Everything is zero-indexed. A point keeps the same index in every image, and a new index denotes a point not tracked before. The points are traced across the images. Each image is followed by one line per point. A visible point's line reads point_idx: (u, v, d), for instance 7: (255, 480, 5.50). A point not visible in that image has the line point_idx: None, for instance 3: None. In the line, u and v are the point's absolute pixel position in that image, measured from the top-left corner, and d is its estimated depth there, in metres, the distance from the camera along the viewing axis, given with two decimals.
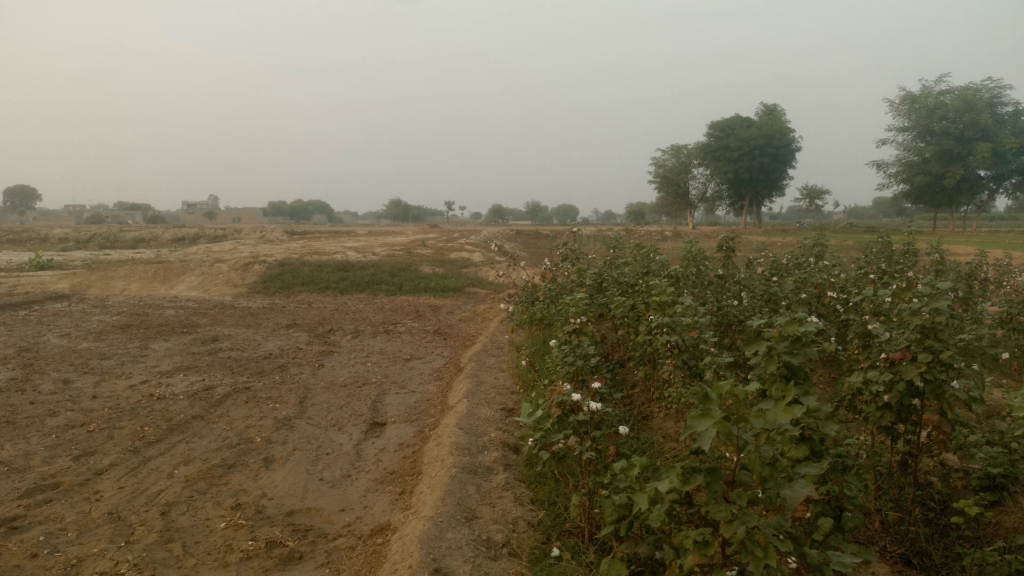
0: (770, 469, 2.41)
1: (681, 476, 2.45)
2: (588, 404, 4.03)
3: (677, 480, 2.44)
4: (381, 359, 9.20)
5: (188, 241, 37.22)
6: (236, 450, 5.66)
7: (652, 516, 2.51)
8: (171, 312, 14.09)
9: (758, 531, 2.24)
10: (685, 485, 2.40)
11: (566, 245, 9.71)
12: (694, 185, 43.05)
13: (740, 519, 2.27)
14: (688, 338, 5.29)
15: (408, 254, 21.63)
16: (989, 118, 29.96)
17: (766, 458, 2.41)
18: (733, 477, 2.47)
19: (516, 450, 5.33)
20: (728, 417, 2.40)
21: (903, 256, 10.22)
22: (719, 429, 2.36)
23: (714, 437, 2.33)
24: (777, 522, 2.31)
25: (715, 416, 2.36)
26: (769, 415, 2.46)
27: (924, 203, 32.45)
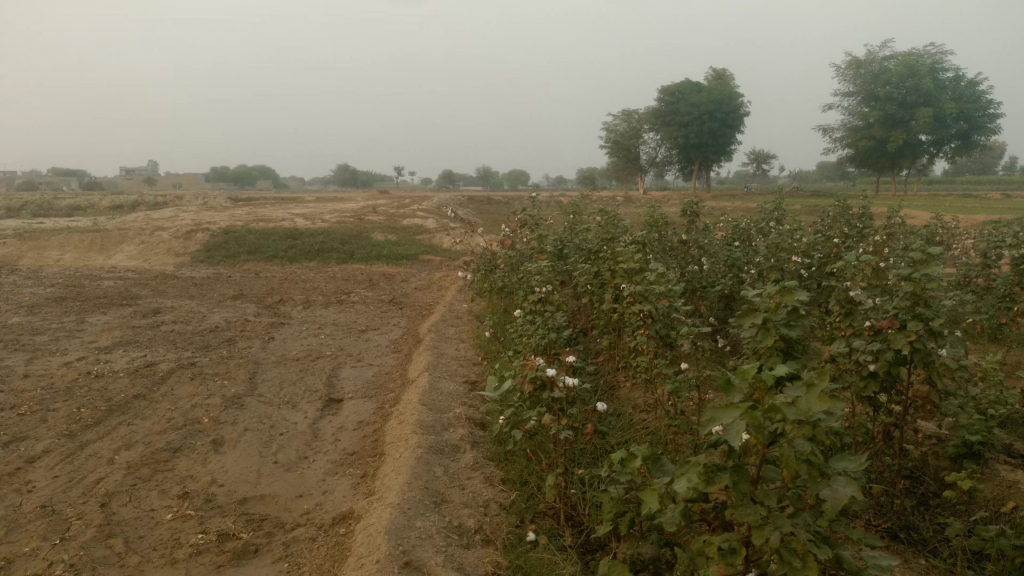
0: (804, 466, 2.23)
1: (703, 475, 2.24)
2: (563, 380, 3.78)
3: (699, 480, 2.23)
4: (335, 331, 8.84)
5: (126, 208, 35.89)
6: (182, 432, 5.29)
7: (667, 520, 2.38)
8: (110, 283, 13.42)
9: (793, 537, 2.15)
10: (710, 486, 2.20)
11: (525, 210, 9.43)
12: (645, 150, 43.05)
13: (772, 524, 2.18)
14: (660, 307, 5.09)
15: (358, 220, 21.09)
16: (930, 83, 30.41)
17: (801, 455, 2.21)
18: (759, 475, 2.31)
19: (482, 426, 5.09)
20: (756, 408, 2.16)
21: (859, 220, 10.21)
22: (749, 421, 2.12)
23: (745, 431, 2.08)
24: (808, 521, 2.23)
25: (744, 408, 2.11)
26: (801, 403, 2.16)
27: (868, 168, 32.94)
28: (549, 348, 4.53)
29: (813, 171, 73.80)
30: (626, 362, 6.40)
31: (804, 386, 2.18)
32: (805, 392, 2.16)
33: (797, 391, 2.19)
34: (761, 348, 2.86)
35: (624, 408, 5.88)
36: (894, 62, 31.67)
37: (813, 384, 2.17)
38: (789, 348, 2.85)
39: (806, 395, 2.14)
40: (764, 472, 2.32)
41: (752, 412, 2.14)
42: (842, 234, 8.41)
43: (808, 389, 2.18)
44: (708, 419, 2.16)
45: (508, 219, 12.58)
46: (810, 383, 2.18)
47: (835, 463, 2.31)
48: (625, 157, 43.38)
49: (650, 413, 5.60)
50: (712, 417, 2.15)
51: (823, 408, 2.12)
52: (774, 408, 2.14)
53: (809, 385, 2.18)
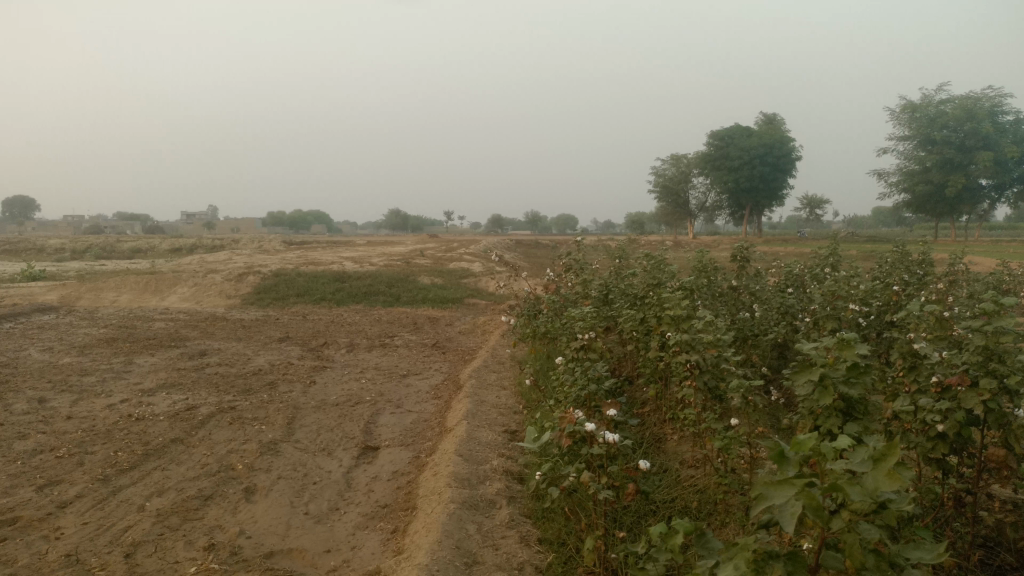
0: (873, 557, 1.99)
1: (754, 563, 2.02)
2: (602, 435, 3.56)
3: (749, 569, 2.01)
4: (376, 376, 8.75)
5: (184, 251, 36.88)
6: (215, 479, 5.19)
7: None
8: (161, 324, 13.64)
9: None
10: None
11: (570, 255, 9.28)
12: (694, 194, 42.73)
13: None
14: (708, 357, 4.84)
15: (406, 264, 21.19)
16: (990, 126, 29.61)
17: (868, 543, 1.98)
18: (817, 564, 2.07)
19: (520, 480, 4.88)
20: (814, 484, 1.95)
21: (920, 267, 9.78)
22: (805, 501, 1.91)
23: (800, 513, 1.87)
24: None
25: (799, 484, 1.90)
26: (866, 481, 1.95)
27: (926, 213, 32.04)
28: (589, 400, 4.31)
29: (868, 216, 72.25)
30: (673, 412, 6.13)
31: (870, 462, 1.96)
32: (870, 468, 1.95)
33: (861, 466, 1.97)
34: (815, 408, 2.62)
35: (671, 462, 5.59)
36: (951, 106, 30.97)
37: (880, 459, 1.96)
38: (846, 409, 2.59)
39: (873, 471, 1.92)
40: (824, 559, 2.09)
41: (809, 489, 1.93)
42: (901, 281, 8.04)
43: (875, 466, 1.95)
44: (760, 497, 1.96)
45: (554, 263, 12.45)
46: (877, 458, 1.96)
47: (908, 553, 2.07)
48: (674, 201, 43.08)
49: (699, 469, 5.31)
50: (765, 496, 1.95)
51: (893, 486, 1.89)
52: (835, 486, 1.92)
53: (876, 460, 1.95)
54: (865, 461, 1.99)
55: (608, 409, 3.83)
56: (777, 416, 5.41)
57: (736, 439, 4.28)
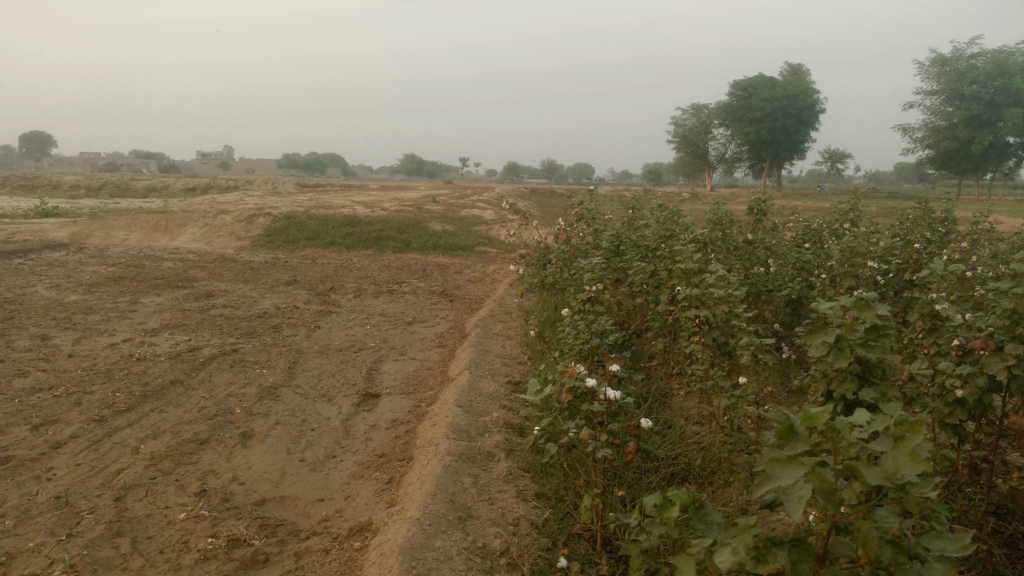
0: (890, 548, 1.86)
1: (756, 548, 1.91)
2: (604, 391, 3.42)
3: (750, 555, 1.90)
4: (382, 322, 8.64)
5: (198, 191, 36.78)
6: (211, 423, 5.12)
7: None
8: (170, 264, 13.56)
9: None
10: (763, 563, 1.87)
11: (582, 204, 9.05)
12: (713, 146, 41.99)
13: None
14: (719, 313, 4.65)
15: (418, 210, 20.98)
16: (1022, 82, 28.68)
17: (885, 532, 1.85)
18: (828, 552, 1.95)
19: (521, 433, 4.77)
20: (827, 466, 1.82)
21: (942, 225, 9.48)
22: (815, 484, 1.78)
23: (807, 497, 1.75)
24: None
25: (808, 465, 1.77)
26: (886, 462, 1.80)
27: (950, 171, 31.33)
28: (592, 354, 4.16)
29: (890, 172, 70.94)
30: (681, 367, 5.98)
31: (890, 441, 1.80)
32: (890, 446, 1.79)
33: (880, 446, 1.81)
34: (829, 371, 2.45)
35: (676, 418, 5.46)
36: (983, 60, 30.01)
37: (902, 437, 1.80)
38: (861, 373, 2.42)
39: (893, 452, 1.76)
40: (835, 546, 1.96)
41: (819, 471, 1.80)
42: (923, 240, 7.78)
43: (895, 444, 1.79)
44: (766, 477, 1.84)
45: (566, 212, 12.22)
46: (898, 438, 1.80)
47: (930, 543, 1.93)
48: (693, 153, 42.35)
49: (705, 427, 5.17)
50: (771, 476, 1.83)
51: (915, 470, 1.73)
52: (850, 468, 1.78)
53: (897, 439, 1.78)
54: (883, 441, 1.83)
55: (611, 364, 3.68)
56: (787, 375, 5.25)
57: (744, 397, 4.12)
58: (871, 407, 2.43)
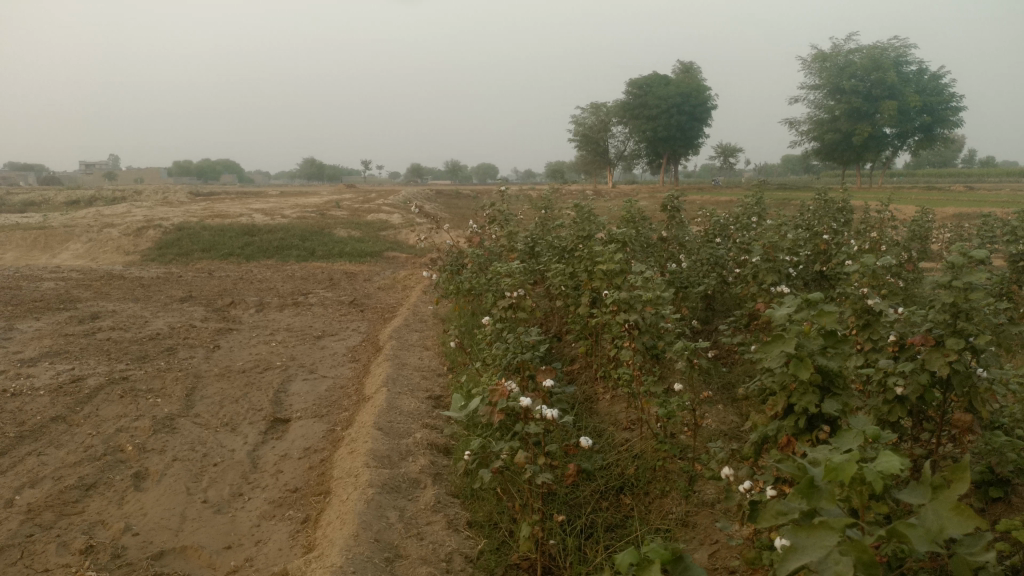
0: None
1: None
2: (540, 410, 3.16)
3: None
4: (288, 338, 8.15)
5: (81, 204, 34.67)
6: (100, 464, 4.59)
7: None
8: (50, 284, 12.54)
9: None
10: None
11: (494, 206, 8.80)
12: (613, 144, 42.67)
13: None
14: (648, 316, 4.44)
15: (321, 216, 20.28)
16: (895, 76, 30.33)
17: None
18: None
19: (446, 454, 4.47)
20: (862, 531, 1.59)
21: (843, 216, 9.71)
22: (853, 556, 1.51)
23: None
24: None
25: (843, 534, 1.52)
26: (923, 518, 1.64)
27: (834, 162, 32.82)
28: (521, 367, 3.89)
29: (780, 165, 74.01)
30: (605, 370, 5.80)
31: (927, 493, 1.68)
32: (929, 501, 1.65)
33: (915, 499, 1.68)
34: (788, 383, 2.26)
35: (604, 425, 5.28)
36: (860, 56, 31.59)
37: (938, 489, 1.66)
38: (820, 383, 2.25)
39: (935, 506, 1.63)
40: None
41: (850, 537, 1.56)
42: (829, 230, 7.91)
43: (935, 498, 1.65)
44: (793, 547, 1.57)
45: (475, 214, 11.95)
46: (935, 489, 1.67)
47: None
48: (594, 150, 42.90)
49: (635, 432, 5.00)
50: (798, 546, 1.56)
51: (962, 527, 1.59)
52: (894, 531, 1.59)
53: (936, 492, 1.65)
54: (916, 492, 1.71)
55: (547, 379, 3.42)
56: (714, 374, 5.13)
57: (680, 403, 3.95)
58: (833, 417, 2.25)
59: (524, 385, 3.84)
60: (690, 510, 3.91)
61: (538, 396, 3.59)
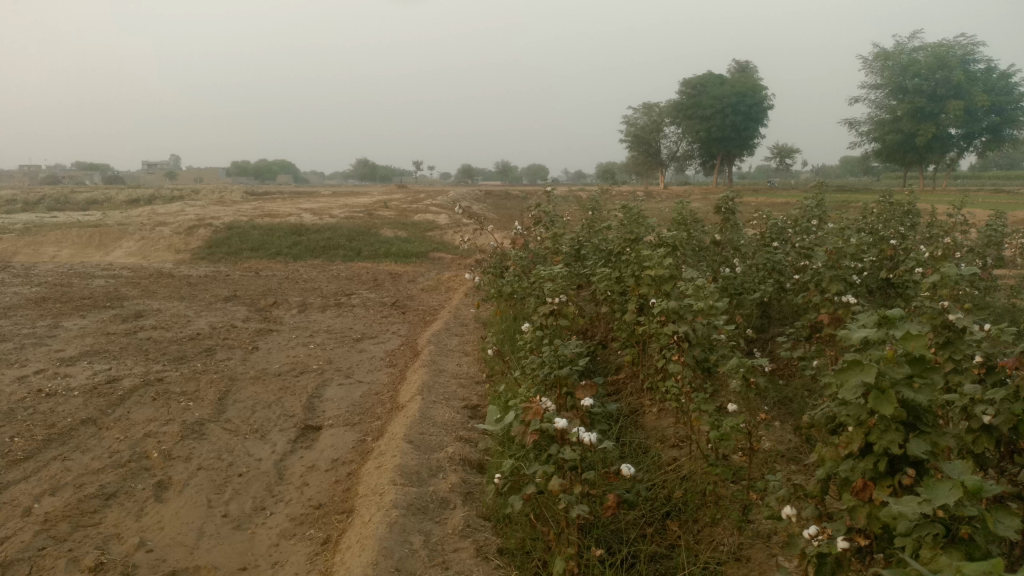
0: None
1: None
2: (577, 434, 2.85)
3: None
4: (327, 340, 7.99)
5: (140, 202, 35.50)
6: (123, 471, 4.43)
7: None
8: (100, 282, 12.67)
9: None
10: None
11: (539, 207, 8.51)
12: (665, 144, 41.98)
13: None
14: (699, 328, 4.06)
15: (368, 216, 20.26)
16: (962, 75, 29.06)
17: None
18: None
19: (479, 470, 4.20)
20: None
21: (909, 220, 9.15)
22: None
23: None
24: None
25: None
26: None
27: (896, 163, 31.63)
28: (562, 381, 3.59)
29: (837, 166, 72.01)
30: (652, 382, 5.47)
31: None
32: None
33: None
34: (866, 419, 1.92)
35: (650, 441, 4.95)
36: (924, 54, 30.38)
37: None
38: (903, 421, 1.92)
39: None
40: None
41: None
42: (895, 235, 7.42)
43: None
44: None
45: (521, 216, 11.67)
46: None
47: None
48: (646, 151, 42.28)
49: (683, 450, 4.66)
50: None
51: None
52: None
53: None
54: None
55: (586, 398, 3.11)
56: (770, 389, 4.75)
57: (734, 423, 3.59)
58: (919, 459, 1.92)
59: (563, 402, 3.53)
60: (743, 543, 3.58)
61: (576, 417, 3.28)
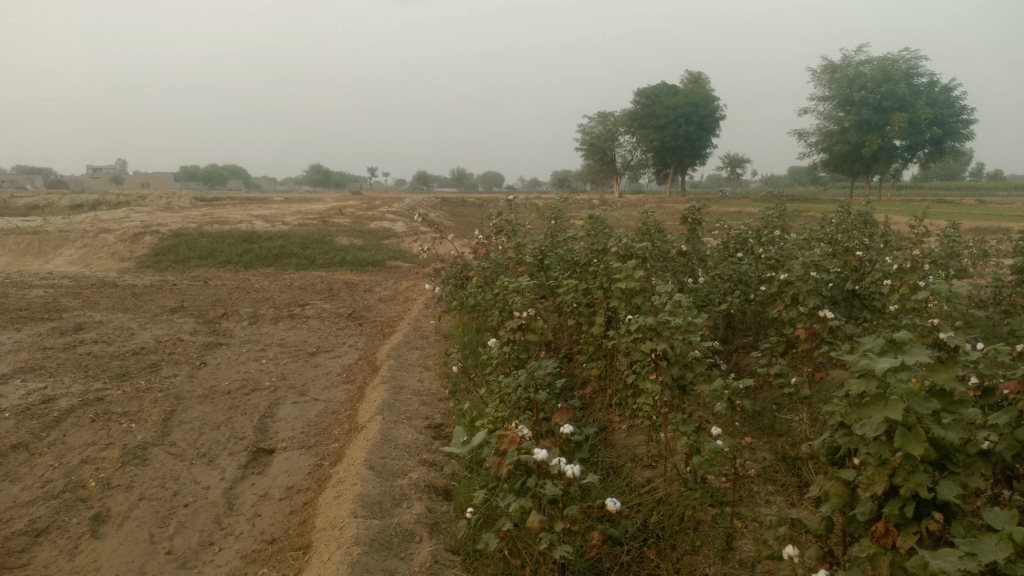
0: None
1: None
2: (559, 467, 2.61)
3: None
4: (280, 354, 7.65)
5: (84, 208, 34.33)
6: (55, 503, 4.07)
7: None
8: (38, 292, 12.05)
9: None
10: None
11: (501, 215, 8.31)
12: (620, 153, 42.24)
13: None
14: (677, 344, 3.81)
15: (322, 223, 19.80)
16: (906, 88, 29.81)
17: None
18: None
19: (444, 497, 3.94)
20: None
21: (868, 230, 9.17)
22: None
23: None
24: None
25: None
26: None
27: (843, 173, 32.28)
28: (536, 408, 3.36)
29: (786, 175, 73.44)
30: (622, 398, 5.29)
31: None
32: None
33: None
34: (889, 458, 1.85)
35: (621, 461, 4.76)
36: (870, 68, 31.07)
37: None
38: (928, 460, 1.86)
39: None
40: None
41: None
42: (858, 246, 7.40)
43: None
44: None
45: (480, 224, 11.45)
46: None
47: None
48: (601, 160, 42.46)
49: (658, 471, 4.48)
50: None
51: None
52: None
53: None
54: None
55: (566, 425, 2.87)
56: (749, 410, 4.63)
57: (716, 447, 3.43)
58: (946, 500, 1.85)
59: (537, 429, 3.30)
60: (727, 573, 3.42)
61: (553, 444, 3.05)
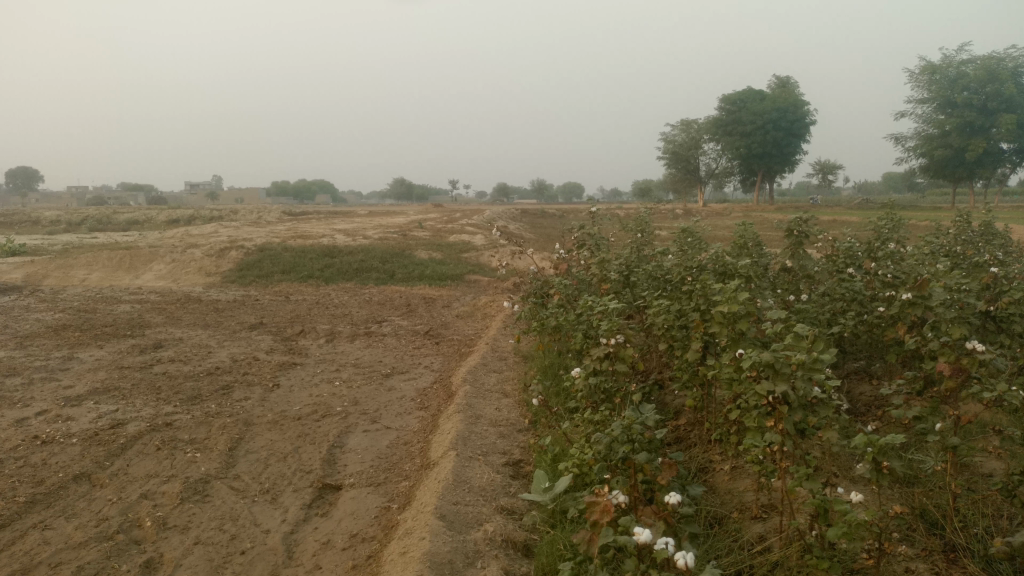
0: None
1: None
2: (675, 557, 2.09)
3: None
4: (354, 375, 7.34)
5: (180, 222, 35.64)
6: (108, 545, 3.78)
7: None
8: (126, 308, 12.22)
9: None
10: None
11: (584, 229, 7.80)
12: (705, 161, 41.07)
13: None
14: (799, 386, 3.18)
15: (402, 236, 19.71)
16: (1014, 87, 27.72)
17: None
18: None
19: (525, 554, 3.46)
20: None
21: (991, 241, 8.24)
22: None
23: None
24: None
25: None
26: None
27: (944, 179, 30.30)
28: (635, 469, 2.81)
29: (881, 181, 70.08)
30: (723, 435, 4.69)
31: None
32: None
33: None
34: None
35: (725, 510, 4.18)
36: (973, 66, 29.16)
37: None
38: None
39: None
40: None
41: None
42: (988, 261, 6.54)
43: None
44: None
45: (561, 237, 10.95)
46: None
47: None
48: (685, 169, 41.37)
49: (770, 525, 3.87)
50: None
51: None
52: None
53: None
54: None
55: (677, 495, 2.35)
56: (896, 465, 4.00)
57: (859, 515, 2.84)
58: None
59: (635, 497, 2.74)
60: None
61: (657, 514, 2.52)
